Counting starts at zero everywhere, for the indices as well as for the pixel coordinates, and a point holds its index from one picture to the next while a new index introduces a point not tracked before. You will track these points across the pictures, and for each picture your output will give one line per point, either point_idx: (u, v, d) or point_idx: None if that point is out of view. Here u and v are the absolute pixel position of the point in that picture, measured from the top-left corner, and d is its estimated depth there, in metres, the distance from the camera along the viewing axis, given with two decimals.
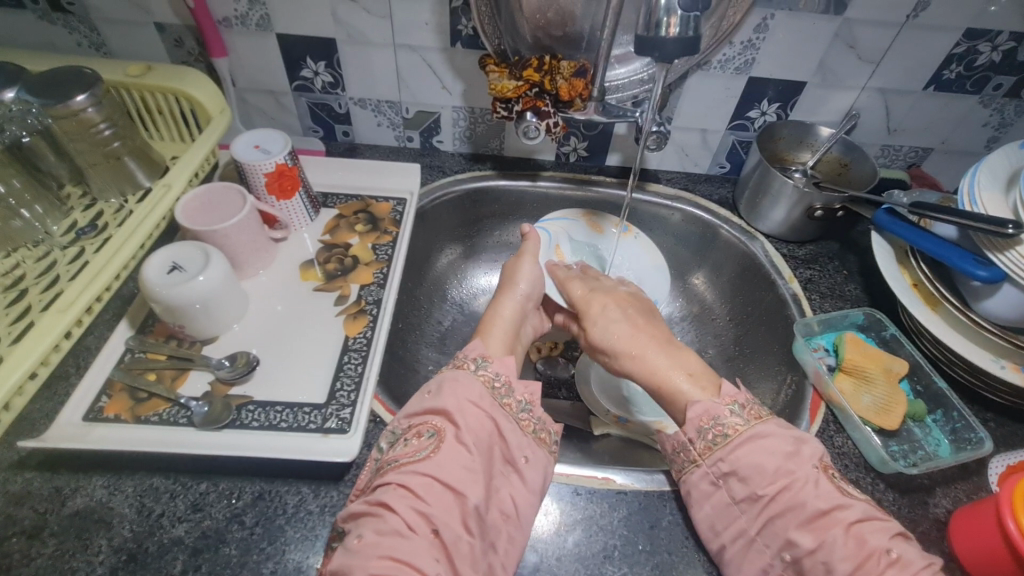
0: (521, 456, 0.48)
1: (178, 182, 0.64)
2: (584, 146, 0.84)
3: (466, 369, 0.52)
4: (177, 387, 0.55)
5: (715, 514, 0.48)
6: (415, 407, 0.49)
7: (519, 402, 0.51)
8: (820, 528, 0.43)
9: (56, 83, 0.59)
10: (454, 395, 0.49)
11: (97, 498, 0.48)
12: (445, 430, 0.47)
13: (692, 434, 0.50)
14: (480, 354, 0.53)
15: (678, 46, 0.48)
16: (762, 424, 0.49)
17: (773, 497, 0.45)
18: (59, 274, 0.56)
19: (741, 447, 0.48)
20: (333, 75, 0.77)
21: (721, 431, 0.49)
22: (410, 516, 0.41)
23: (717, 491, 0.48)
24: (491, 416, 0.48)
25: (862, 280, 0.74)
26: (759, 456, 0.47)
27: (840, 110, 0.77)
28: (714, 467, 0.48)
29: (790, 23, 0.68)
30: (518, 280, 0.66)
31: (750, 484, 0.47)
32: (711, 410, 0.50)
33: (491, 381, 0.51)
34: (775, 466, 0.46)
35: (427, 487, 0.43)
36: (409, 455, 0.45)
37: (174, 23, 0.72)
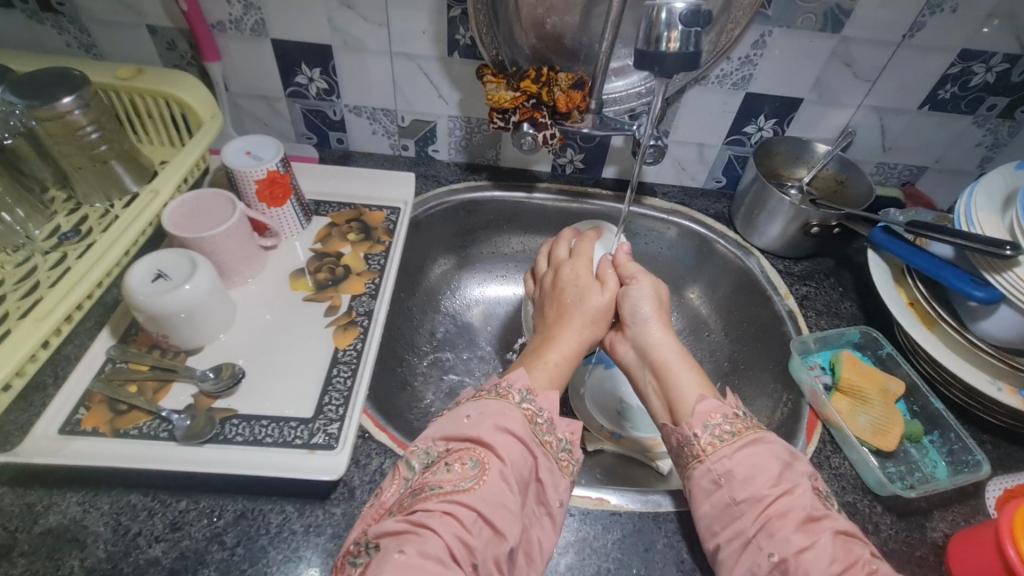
0: (556, 501, 0.46)
1: (166, 188, 0.62)
2: (581, 158, 0.83)
3: (511, 401, 0.48)
4: (159, 399, 0.53)
5: (714, 516, 0.46)
6: (453, 431, 0.46)
7: (559, 440, 0.48)
8: (813, 530, 0.42)
9: (41, 84, 0.57)
10: (497, 426, 0.45)
11: (71, 515, 0.46)
12: (490, 462, 0.43)
13: (697, 429, 0.48)
14: (524, 385, 0.50)
15: (678, 61, 0.47)
16: (766, 433, 0.48)
17: (774, 500, 0.44)
18: (39, 280, 0.54)
19: (746, 448, 0.46)
20: (328, 81, 0.76)
21: (725, 430, 0.48)
22: (455, 545, 0.38)
23: (717, 491, 0.46)
24: (535, 457, 0.45)
25: (858, 297, 0.74)
26: (762, 458, 0.46)
27: (836, 127, 0.78)
28: (715, 466, 0.46)
29: (787, 40, 0.68)
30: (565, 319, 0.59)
31: (754, 485, 0.45)
32: (720, 409, 0.49)
33: (534, 416, 0.48)
34: (776, 473, 0.45)
35: (474, 521, 0.40)
36: (453, 482, 0.42)
37: (167, 26, 0.71)
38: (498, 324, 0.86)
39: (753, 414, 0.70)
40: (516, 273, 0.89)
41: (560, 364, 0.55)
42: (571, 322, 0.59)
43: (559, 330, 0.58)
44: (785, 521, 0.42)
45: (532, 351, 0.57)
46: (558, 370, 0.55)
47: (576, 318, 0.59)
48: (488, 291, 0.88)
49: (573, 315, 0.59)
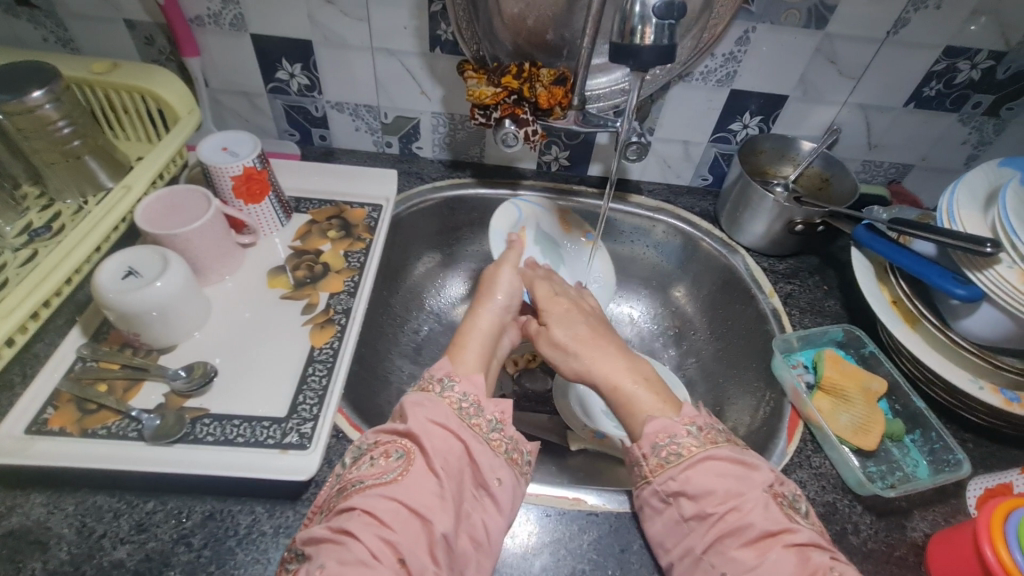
0: (493, 478, 0.46)
1: (139, 183, 0.61)
2: (566, 155, 0.82)
3: (431, 392, 0.49)
4: (128, 399, 0.52)
5: (665, 532, 0.47)
6: (384, 426, 0.47)
7: (489, 421, 0.48)
8: (762, 547, 0.42)
9: (11, 79, 0.56)
10: (420, 415, 0.46)
11: (35, 517, 0.45)
12: (413, 453, 0.44)
13: (646, 450, 0.49)
14: (446, 373, 0.51)
15: (653, 54, 0.47)
16: (716, 449, 0.47)
17: (722, 517, 0.44)
18: (8, 277, 0.54)
19: (696, 468, 0.46)
20: (309, 77, 0.75)
21: (675, 450, 0.48)
22: (376, 544, 0.39)
23: (667, 509, 0.47)
24: (461, 438, 0.46)
25: (842, 295, 0.74)
26: (711, 477, 0.45)
27: (822, 124, 0.77)
28: (664, 486, 0.47)
29: (771, 37, 0.68)
30: (495, 292, 0.64)
31: (700, 502, 0.45)
32: (668, 427, 0.49)
33: (458, 403, 0.48)
34: (726, 488, 0.45)
35: (395, 516, 0.41)
36: (373, 477, 0.43)
37: (145, 20, 0.70)
38: None
39: (738, 412, 0.69)
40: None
41: (480, 352, 0.57)
42: (481, 317, 0.61)
43: (474, 326, 0.60)
44: (738, 539, 0.43)
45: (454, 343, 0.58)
46: (481, 358, 0.56)
47: (490, 316, 0.61)
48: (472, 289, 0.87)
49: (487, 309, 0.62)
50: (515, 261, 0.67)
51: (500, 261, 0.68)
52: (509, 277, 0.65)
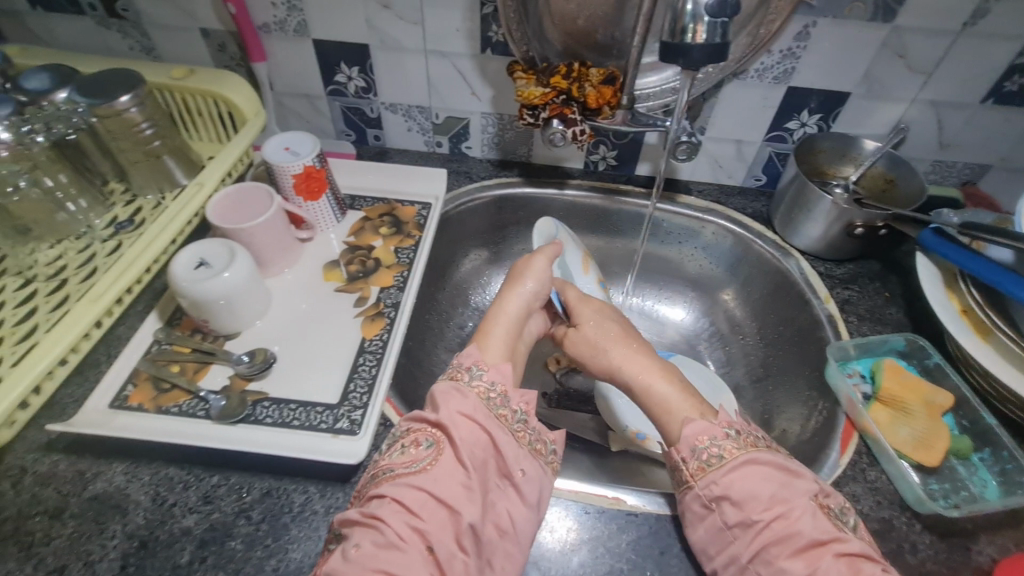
0: (517, 469, 0.47)
1: (211, 181, 0.66)
2: (614, 154, 0.82)
3: (459, 381, 0.51)
4: (198, 380, 0.56)
5: (708, 539, 0.46)
6: (413, 414, 0.49)
7: (515, 412, 0.50)
8: (813, 558, 0.41)
9: (101, 84, 0.62)
10: (446, 407, 0.48)
11: (116, 483, 0.50)
12: (442, 442, 0.46)
13: (685, 454, 0.48)
14: (474, 362, 0.53)
15: (705, 53, 0.46)
16: (759, 451, 0.46)
17: (767, 526, 0.43)
18: (97, 266, 0.59)
19: (737, 470, 0.45)
20: (365, 80, 0.79)
21: (715, 452, 0.47)
22: (407, 530, 0.41)
23: (709, 516, 0.46)
24: (485, 429, 0.47)
25: (905, 303, 0.70)
26: (754, 480, 0.45)
27: (887, 122, 0.73)
28: (707, 490, 0.46)
29: (833, 31, 0.65)
30: (526, 278, 0.61)
31: (745, 510, 0.44)
32: (709, 429, 0.48)
33: (486, 392, 0.50)
34: (770, 493, 0.44)
35: (422, 504, 0.42)
36: (404, 465, 0.45)
37: (218, 28, 0.75)
38: None
39: (788, 421, 0.67)
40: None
41: (506, 338, 0.57)
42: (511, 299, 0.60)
43: (502, 309, 0.59)
44: (785, 547, 0.42)
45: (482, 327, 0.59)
46: (506, 344, 0.57)
47: (519, 298, 0.60)
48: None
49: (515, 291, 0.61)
50: (552, 252, 0.63)
51: (537, 251, 0.64)
52: (542, 267, 0.62)
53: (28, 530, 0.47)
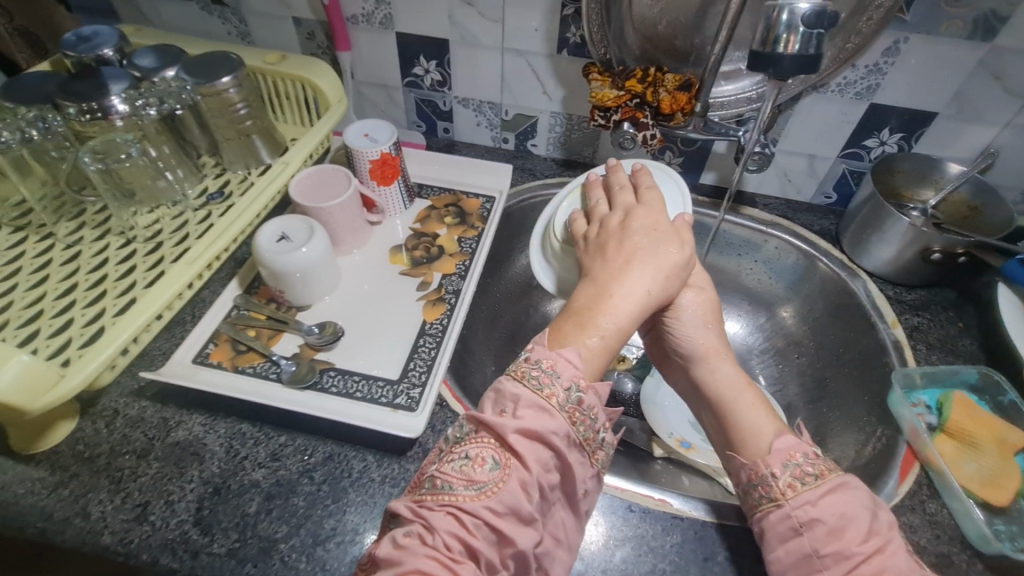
0: (582, 489, 0.46)
1: (295, 161, 0.70)
2: (679, 161, 0.82)
3: (555, 401, 0.44)
4: (271, 344, 0.60)
5: (789, 563, 0.44)
6: (488, 421, 0.43)
7: (598, 436, 0.46)
8: None
9: (206, 65, 0.67)
10: (530, 430, 0.42)
11: (195, 433, 0.54)
12: (510, 466, 0.42)
13: (776, 469, 0.46)
14: (572, 378, 0.45)
15: (795, 63, 0.46)
16: (850, 476, 0.46)
17: (865, 560, 0.41)
18: (189, 232, 0.64)
19: (835, 495, 0.44)
20: (441, 73, 0.81)
21: (805, 472, 0.46)
22: (457, 545, 0.39)
23: (796, 539, 0.44)
24: (564, 458, 0.43)
25: (980, 335, 0.67)
26: (848, 507, 0.43)
27: (975, 146, 0.70)
28: (798, 511, 0.44)
29: (924, 48, 0.63)
30: (646, 265, 0.51)
31: (842, 538, 0.42)
32: (799, 447, 0.47)
33: (577, 418, 0.44)
34: (866, 528, 0.42)
35: (480, 526, 0.40)
36: (465, 482, 0.41)
37: (310, 18, 0.80)
38: None
39: (842, 446, 0.66)
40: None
41: (609, 342, 0.48)
42: (623, 288, 0.50)
43: (611, 299, 0.49)
44: None
45: (580, 313, 0.49)
46: (609, 349, 0.48)
47: (633, 289, 0.50)
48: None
49: (625, 277, 0.50)
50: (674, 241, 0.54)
51: (659, 235, 0.54)
52: (665, 255, 0.52)
53: (118, 466, 0.52)
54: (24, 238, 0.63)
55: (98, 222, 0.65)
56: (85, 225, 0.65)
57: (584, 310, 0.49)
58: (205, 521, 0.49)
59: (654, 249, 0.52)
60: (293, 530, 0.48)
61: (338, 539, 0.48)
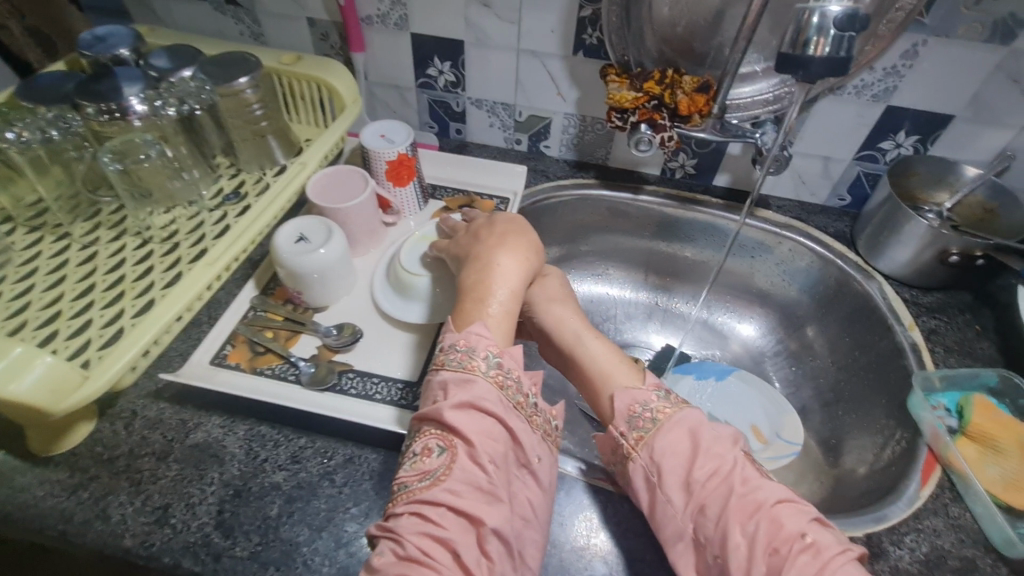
0: (534, 457, 0.47)
1: (312, 161, 0.70)
2: (693, 163, 0.82)
3: (477, 372, 0.48)
4: (289, 346, 0.60)
5: (657, 517, 0.46)
6: (420, 412, 0.47)
7: (529, 399, 0.50)
8: (748, 510, 0.42)
9: (223, 64, 0.66)
10: (457, 404, 0.46)
11: (215, 435, 0.54)
12: (453, 446, 0.44)
13: (623, 428, 0.49)
14: (489, 346, 0.50)
15: (825, 66, 0.46)
16: (686, 409, 0.49)
17: (699, 485, 0.44)
18: (205, 233, 0.64)
19: (669, 432, 0.47)
20: (455, 75, 0.81)
21: (649, 417, 0.49)
22: (428, 543, 0.40)
23: (653, 489, 0.46)
24: (501, 424, 0.46)
25: (999, 339, 0.67)
26: (678, 437, 0.47)
27: (991, 149, 0.70)
28: (648, 461, 0.47)
29: (942, 51, 0.63)
30: (512, 251, 0.60)
31: (680, 474, 0.45)
32: (638, 398, 0.50)
33: (503, 382, 0.48)
34: (694, 451, 0.46)
35: (443, 515, 0.41)
36: (419, 476, 0.44)
37: (323, 18, 0.79)
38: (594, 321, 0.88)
39: (860, 448, 0.66)
40: (626, 274, 0.91)
41: (501, 314, 0.54)
42: (500, 265, 0.58)
43: (491, 276, 0.57)
44: (717, 503, 0.43)
45: (474, 293, 0.56)
46: (506, 322, 0.54)
47: (508, 266, 0.58)
48: (596, 289, 0.90)
49: (500, 257, 0.59)
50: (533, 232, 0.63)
51: (525, 231, 0.63)
52: (525, 243, 0.61)
53: (138, 467, 0.51)
54: (40, 238, 0.62)
55: (114, 222, 0.65)
56: (100, 225, 0.65)
57: (476, 289, 0.56)
58: (226, 524, 0.48)
59: (516, 235, 0.62)
60: (315, 533, 0.48)
61: (362, 542, 0.48)
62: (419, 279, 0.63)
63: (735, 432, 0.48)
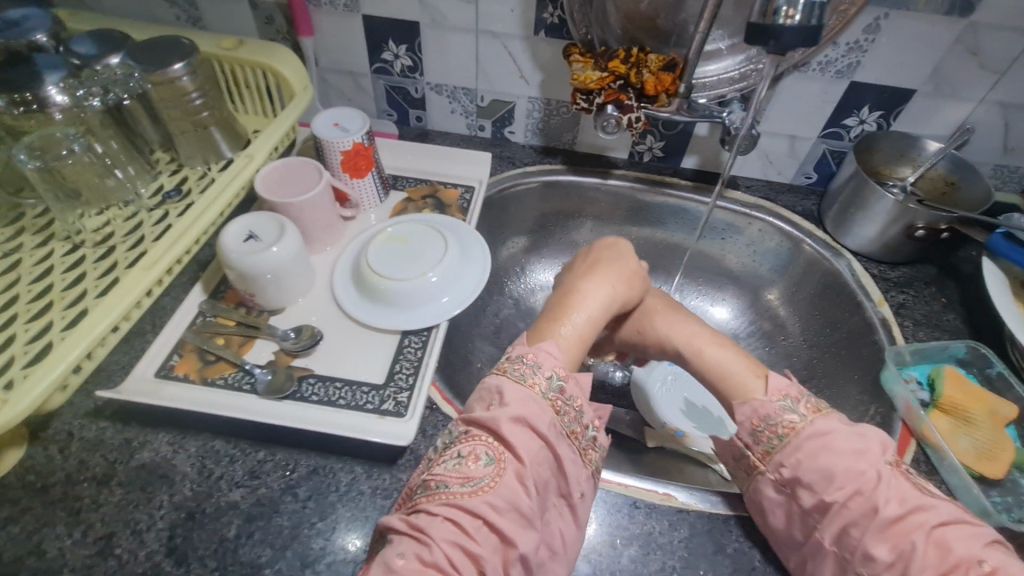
0: (577, 492, 0.45)
1: (260, 153, 0.65)
2: (661, 145, 0.80)
3: (536, 390, 0.46)
4: (243, 353, 0.56)
5: (787, 528, 0.45)
6: (473, 416, 0.45)
7: (586, 429, 0.47)
8: (898, 533, 0.40)
9: (155, 50, 0.61)
10: (516, 419, 0.44)
11: (162, 454, 0.49)
12: (501, 461, 0.42)
13: (747, 440, 0.48)
14: (552, 368, 0.47)
15: (796, 36, 0.44)
16: (823, 419, 0.45)
17: (845, 505, 0.42)
18: (144, 234, 0.58)
19: (805, 449, 0.44)
20: (412, 59, 0.77)
21: (775, 432, 0.46)
22: (457, 554, 0.38)
23: (786, 501, 0.45)
24: (552, 450, 0.44)
25: (963, 310, 0.67)
26: (827, 454, 0.43)
27: (951, 123, 0.71)
28: (777, 473, 0.45)
29: (904, 25, 0.63)
30: (605, 274, 0.57)
31: (819, 491, 0.43)
32: (761, 410, 0.47)
33: (561, 408, 0.46)
34: (843, 469, 0.42)
35: (477, 528, 0.39)
36: (460, 480, 0.41)
37: (267, 0, 0.74)
38: None
39: None
40: None
41: (577, 335, 0.52)
42: (587, 287, 0.56)
43: (574, 297, 0.55)
44: (869, 524, 0.41)
45: (551, 312, 0.55)
46: (580, 344, 0.52)
47: (596, 288, 0.56)
48: None
49: (589, 280, 0.57)
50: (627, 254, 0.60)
51: (621, 254, 0.60)
52: (618, 266, 0.58)
53: (77, 495, 0.47)
54: None
55: (40, 227, 0.59)
56: (24, 230, 0.59)
57: (553, 308, 0.55)
58: (178, 550, 0.45)
59: (614, 259, 0.59)
60: (278, 553, 0.45)
61: (329, 559, 0.45)
62: (424, 278, 0.59)
63: (881, 438, 0.44)
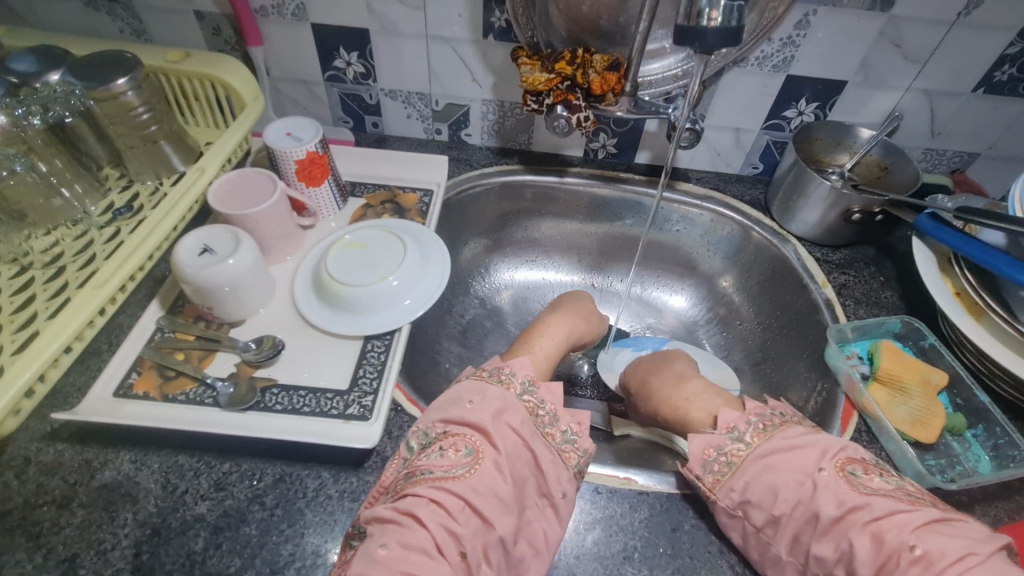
0: (558, 491, 0.46)
1: (212, 166, 0.65)
2: (614, 142, 0.82)
3: (513, 390, 0.49)
4: (204, 367, 0.56)
5: (748, 544, 0.47)
6: (453, 416, 0.47)
7: (563, 432, 0.49)
8: (838, 532, 0.43)
9: (97, 66, 0.60)
10: (497, 416, 0.47)
11: (124, 472, 0.49)
12: (484, 450, 0.44)
13: (698, 471, 0.49)
14: (527, 376, 0.51)
15: (719, 36, 0.47)
16: (767, 441, 0.48)
17: (790, 515, 0.45)
18: (95, 253, 0.58)
19: (749, 473, 0.47)
20: (365, 65, 0.77)
21: (725, 460, 0.49)
22: (441, 536, 0.39)
23: (738, 521, 0.47)
24: (529, 446, 0.46)
25: (899, 286, 0.72)
26: (775, 476, 0.46)
27: (882, 111, 0.75)
28: (728, 498, 0.47)
29: (832, 20, 0.66)
30: (569, 309, 0.69)
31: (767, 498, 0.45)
32: (712, 441, 0.50)
33: (536, 409, 0.49)
34: (786, 486, 0.45)
35: (461, 511, 0.41)
36: (445, 468, 0.43)
37: (213, 12, 0.73)
38: (527, 308, 0.88)
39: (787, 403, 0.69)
40: (560, 260, 0.91)
41: (547, 352, 0.60)
42: (556, 318, 0.66)
43: (545, 325, 0.64)
44: (814, 529, 0.44)
45: (526, 336, 0.63)
46: (549, 359, 0.60)
47: (564, 319, 0.66)
48: (530, 275, 0.90)
49: (558, 313, 0.67)
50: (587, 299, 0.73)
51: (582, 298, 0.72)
52: (578, 305, 0.70)
53: (36, 520, 0.46)
54: None
55: None
56: None
57: (528, 333, 0.63)
58: (144, 567, 0.45)
59: (579, 302, 0.71)
60: (246, 562, 0.46)
61: (298, 564, 0.46)
62: (385, 282, 0.60)
63: (821, 444, 0.47)
